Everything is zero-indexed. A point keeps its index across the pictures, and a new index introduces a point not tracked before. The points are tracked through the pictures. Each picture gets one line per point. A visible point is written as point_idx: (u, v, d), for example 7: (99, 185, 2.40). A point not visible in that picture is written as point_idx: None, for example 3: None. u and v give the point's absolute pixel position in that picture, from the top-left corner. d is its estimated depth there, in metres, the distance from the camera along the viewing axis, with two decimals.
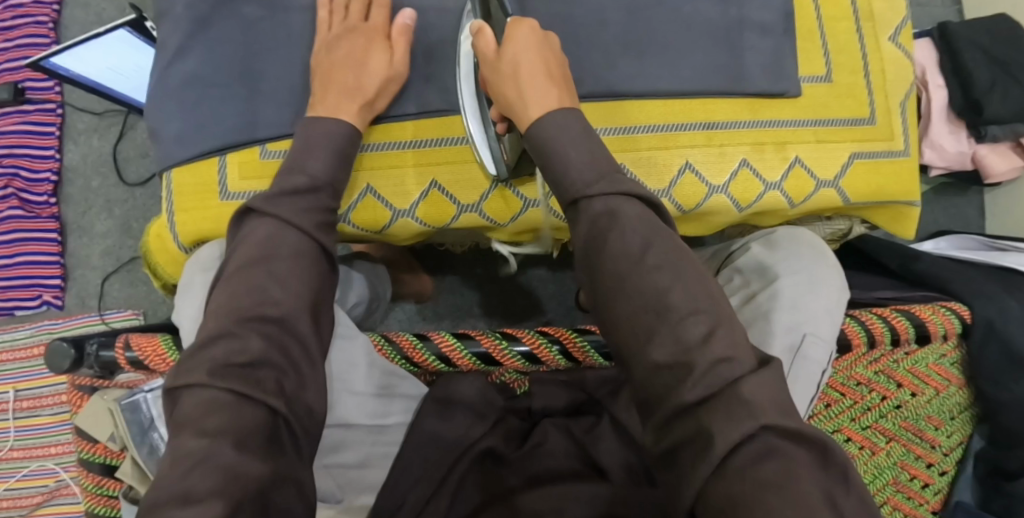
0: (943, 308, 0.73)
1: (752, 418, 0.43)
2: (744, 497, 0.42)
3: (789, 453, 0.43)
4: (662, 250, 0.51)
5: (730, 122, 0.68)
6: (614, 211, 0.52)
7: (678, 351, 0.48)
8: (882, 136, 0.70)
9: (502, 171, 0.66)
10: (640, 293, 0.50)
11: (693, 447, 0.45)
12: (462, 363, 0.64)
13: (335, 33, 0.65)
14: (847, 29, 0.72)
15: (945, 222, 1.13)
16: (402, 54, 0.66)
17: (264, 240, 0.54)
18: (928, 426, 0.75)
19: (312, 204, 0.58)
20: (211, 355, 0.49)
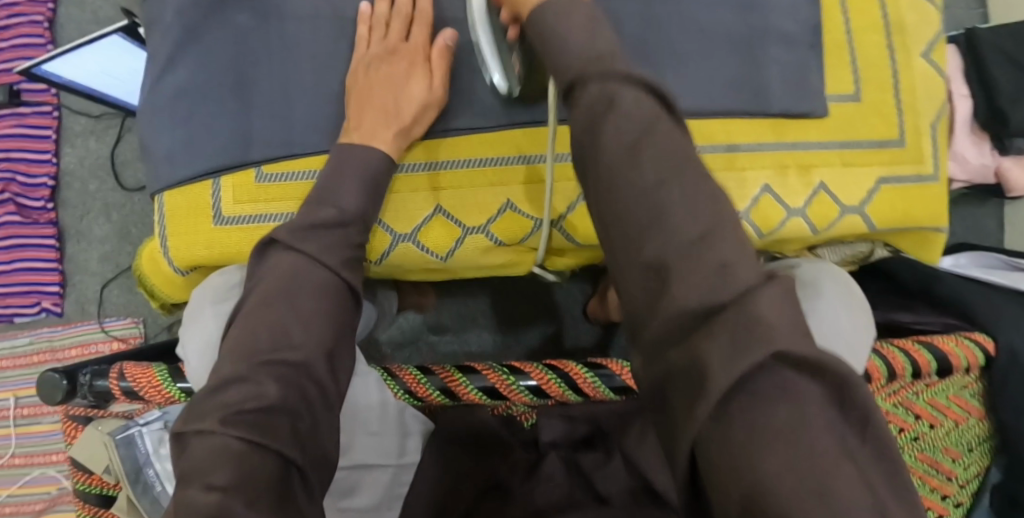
0: (966, 340, 0.71)
1: (763, 344, 0.33)
2: (745, 449, 0.33)
3: (802, 389, 0.34)
4: (665, 137, 0.41)
5: (753, 144, 0.65)
6: (611, 98, 0.42)
7: (672, 248, 0.38)
8: (911, 158, 0.67)
9: (513, 88, 0.59)
10: (636, 193, 0.40)
11: (684, 383, 0.35)
12: (467, 397, 0.63)
13: (373, 53, 0.62)
14: (877, 44, 0.68)
15: (963, 234, 1.10)
16: (442, 80, 0.62)
17: (288, 276, 0.52)
18: (945, 458, 0.72)
19: (340, 239, 0.55)
20: (224, 401, 0.47)
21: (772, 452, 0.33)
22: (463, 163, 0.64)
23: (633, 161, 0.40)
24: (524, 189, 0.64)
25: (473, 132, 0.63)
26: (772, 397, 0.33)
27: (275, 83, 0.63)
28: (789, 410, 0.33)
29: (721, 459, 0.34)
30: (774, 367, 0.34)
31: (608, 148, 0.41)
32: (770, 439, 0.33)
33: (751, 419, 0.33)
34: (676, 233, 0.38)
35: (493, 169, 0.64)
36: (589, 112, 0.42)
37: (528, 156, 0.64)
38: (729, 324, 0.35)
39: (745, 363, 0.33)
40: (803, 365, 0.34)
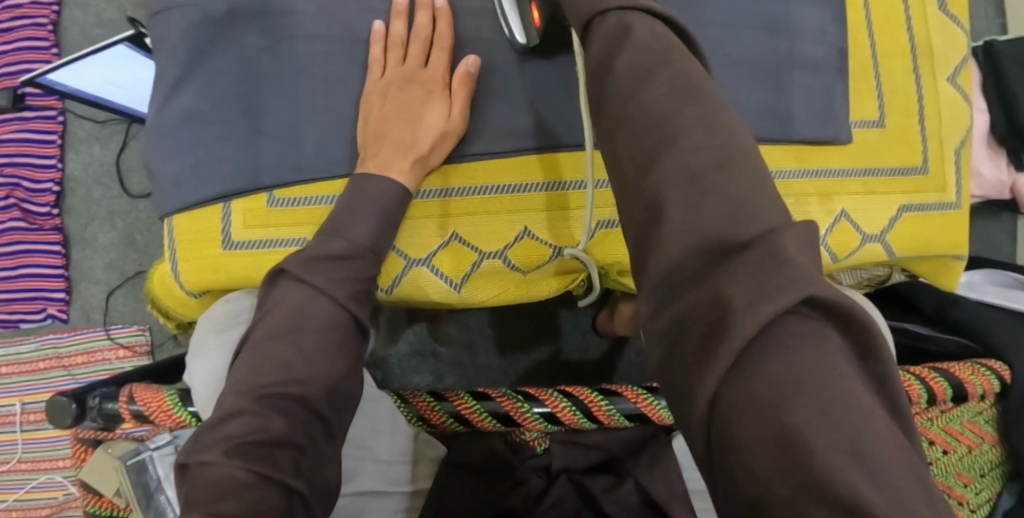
0: (983, 368, 0.70)
1: (795, 286, 0.31)
2: (767, 398, 0.30)
3: (822, 337, 0.32)
4: (679, 67, 0.39)
5: (776, 171, 0.63)
6: (627, 29, 0.41)
7: (682, 178, 0.36)
8: (934, 187, 0.66)
9: (531, 40, 0.59)
10: (646, 115, 0.39)
11: (699, 325, 0.33)
12: (480, 424, 0.62)
13: (388, 80, 0.60)
14: (903, 68, 0.67)
15: (975, 248, 1.09)
16: (461, 108, 0.61)
17: (296, 310, 0.52)
18: (958, 483, 0.71)
19: (351, 273, 0.55)
20: (227, 433, 0.47)
21: (801, 399, 0.30)
22: (481, 190, 0.62)
23: (648, 87, 0.39)
24: (542, 216, 0.63)
25: (490, 157, 0.62)
26: (799, 344, 0.31)
27: (287, 106, 0.62)
28: (819, 354, 0.31)
29: (738, 408, 0.31)
30: (799, 310, 0.32)
31: (619, 78, 0.40)
32: (799, 384, 0.30)
33: (777, 365, 0.31)
34: (691, 156, 0.37)
35: (512, 195, 0.63)
36: (605, 43, 0.41)
37: (545, 183, 0.63)
38: (753, 263, 0.33)
39: (772, 304, 0.31)
40: (833, 309, 0.32)
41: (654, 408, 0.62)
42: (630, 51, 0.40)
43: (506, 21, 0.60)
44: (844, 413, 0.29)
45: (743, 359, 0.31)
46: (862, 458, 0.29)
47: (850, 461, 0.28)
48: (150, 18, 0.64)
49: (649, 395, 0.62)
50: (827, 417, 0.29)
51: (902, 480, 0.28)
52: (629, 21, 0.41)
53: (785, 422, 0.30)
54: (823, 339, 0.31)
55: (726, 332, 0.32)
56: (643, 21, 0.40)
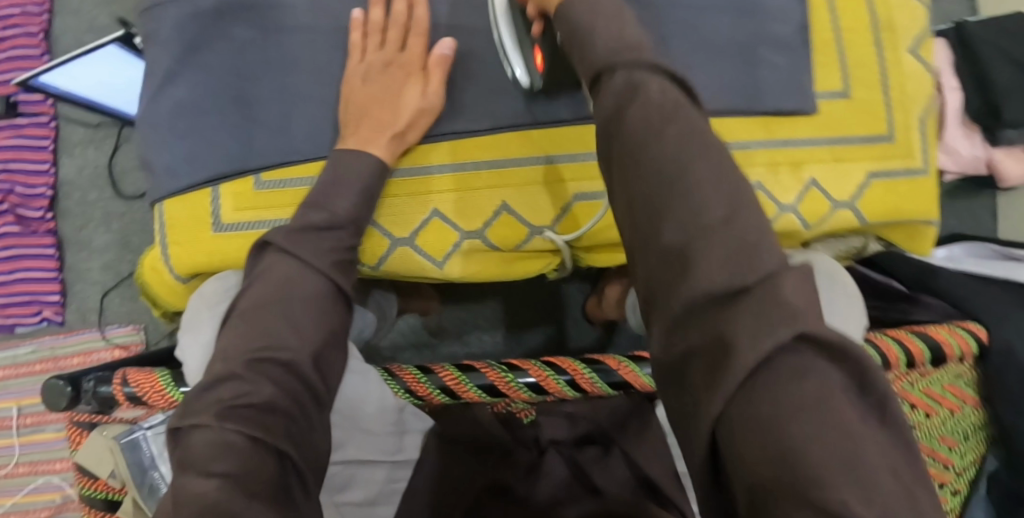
0: (958, 330, 0.72)
1: (788, 324, 0.36)
2: (767, 422, 0.35)
3: (821, 372, 0.36)
4: (684, 125, 0.44)
5: (745, 142, 0.65)
6: (637, 85, 0.45)
7: (689, 230, 0.41)
8: (901, 153, 0.68)
9: (534, 81, 0.60)
10: (654, 169, 0.43)
11: (705, 359, 0.38)
12: (467, 396, 0.63)
13: (369, 64, 0.62)
14: (865, 42, 0.69)
15: (957, 225, 1.11)
16: (437, 86, 0.62)
17: (282, 281, 0.53)
18: (942, 447, 0.72)
19: (333, 244, 0.56)
20: (218, 396, 0.48)
21: (797, 422, 0.35)
22: (462, 168, 0.64)
23: (658, 141, 0.43)
24: (520, 192, 0.64)
25: (467, 136, 0.64)
26: (797, 375, 0.36)
27: (273, 91, 0.64)
28: (815, 384, 0.35)
29: (743, 429, 0.36)
30: (796, 346, 0.36)
31: (632, 133, 0.44)
32: (796, 411, 0.35)
33: (776, 392, 0.35)
34: (702, 210, 0.41)
35: (492, 172, 0.64)
36: (615, 98, 0.46)
37: (524, 160, 0.64)
38: (756, 304, 0.37)
39: (771, 339, 0.35)
40: (825, 344, 0.36)
41: (636, 376, 0.63)
42: (640, 108, 0.44)
43: (508, 63, 0.61)
44: (836, 435, 0.34)
45: (746, 387, 0.36)
46: (851, 473, 0.33)
47: (845, 476, 0.33)
48: (141, 13, 0.66)
49: (630, 363, 0.64)
50: (819, 438, 0.34)
51: (888, 490, 0.33)
52: (639, 80, 0.45)
53: (783, 440, 0.35)
54: (819, 371, 0.36)
55: (731, 361, 0.36)
56: (653, 80, 0.45)
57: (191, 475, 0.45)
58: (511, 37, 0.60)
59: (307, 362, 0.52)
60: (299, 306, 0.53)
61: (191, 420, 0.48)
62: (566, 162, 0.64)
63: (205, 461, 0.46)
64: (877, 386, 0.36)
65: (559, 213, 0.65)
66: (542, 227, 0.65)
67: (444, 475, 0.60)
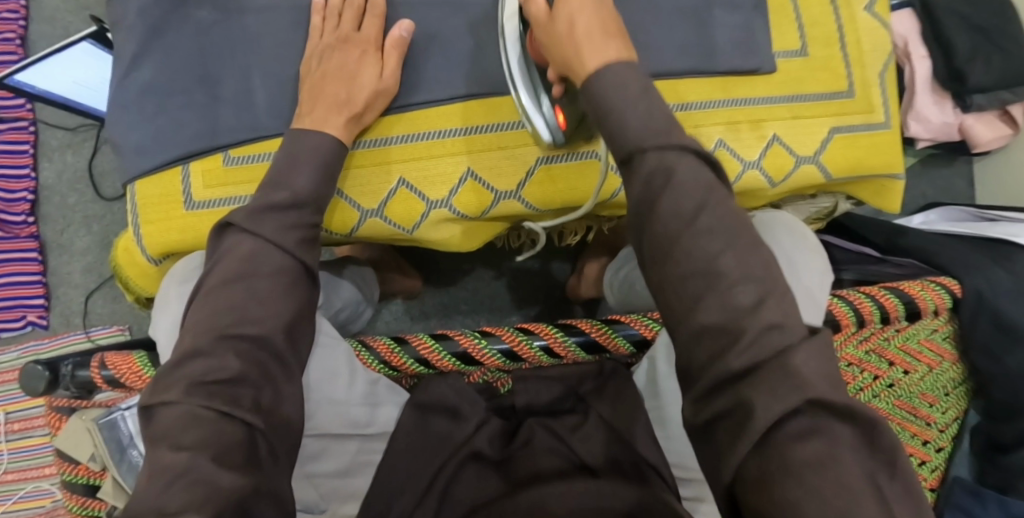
0: (933, 284, 0.71)
1: (797, 392, 0.40)
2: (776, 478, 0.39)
3: (833, 432, 0.40)
4: (717, 213, 0.46)
5: (703, 103, 0.66)
6: (670, 169, 0.47)
7: (726, 314, 0.44)
8: (861, 108, 0.69)
9: (557, 139, 0.61)
10: (690, 257, 0.45)
11: (728, 422, 0.42)
12: (441, 364, 0.63)
13: (326, 42, 0.63)
14: (820, 3, 0.71)
15: (933, 194, 1.12)
16: (393, 69, 0.62)
17: (246, 256, 0.52)
18: (922, 403, 0.74)
19: (295, 221, 0.55)
20: (188, 372, 0.48)
21: (800, 481, 0.39)
22: (428, 136, 0.63)
23: (693, 230, 0.46)
24: (484, 157, 0.64)
25: (432, 106, 0.64)
26: (803, 437, 0.40)
27: (239, 71, 0.64)
28: (821, 444, 0.40)
29: (758, 486, 0.40)
30: (805, 410, 0.40)
31: (668, 225, 0.46)
32: (805, 471, 0.39)
33: (788, 455, 0.39)
34: (731, 297, 0.44)
35: (457, 138, 0.64)
36: (646, 182, 0.47)
37: (490, 126, 0.64)
38: (769, 373, 0.41)
39: (781, 404, 0.40)
40: (831, 408, 0.40)
41: (609, 337, 0.64)
42: (675, 196, 0.46)
43: (527, 119, 0.61)
44: (834, 490, 0.38)
45: (760, 448, 0.40)
46: None
47: None
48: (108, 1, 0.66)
49: (604, 326, 0.64)
50: (817, 492, 0.38)
51: None
52: (672, 163, 0.47)
53: (785, 497, 0.39)
54: (824, 432, 0.40)
55: (746, 425, 0.41)
56: (683, 164, 0.47)
57: (161, 448, 0.45)
58: (528, 93, 0.60)
59: (275, 334, 0.51)
60: (266, 275, 0.52)
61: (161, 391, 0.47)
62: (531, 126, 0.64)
63: (174, 430, 0.46)
64: (878, 442, 0.40)
65: (523, 176, 0.64)
66: (510, 192, 0.64)
67: (424, 442, 0.61)
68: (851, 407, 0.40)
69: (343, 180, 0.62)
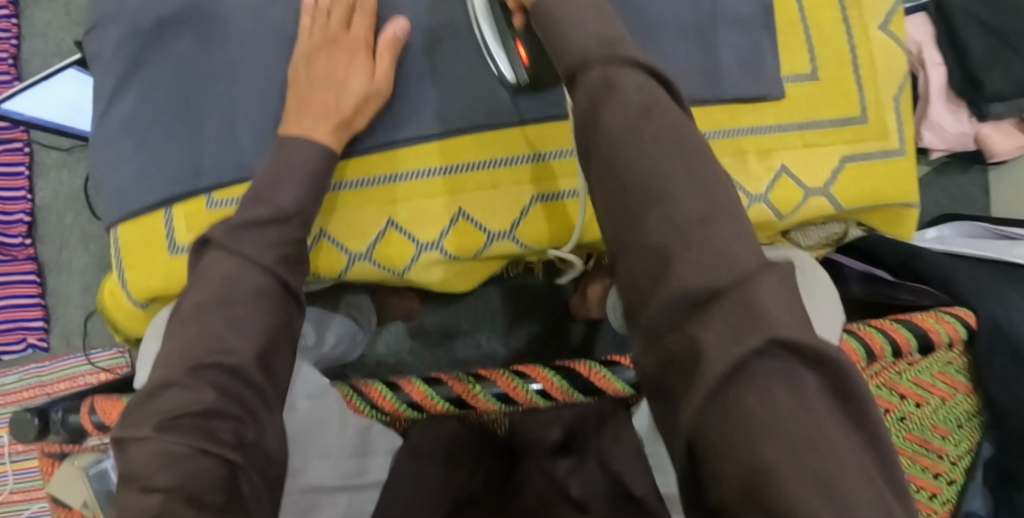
0: (947, 316, 0.69)
1: (759, 330, 0.34)
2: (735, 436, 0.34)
3: (799, 375, 0.34)
4: (664, 123, 0.41)
5: (710, 133, 0.64)
6: (613, 81, 0.43)
7: (670, 232, 0.39)
8: (876, 135, 0.66)
9: (521, 77, 0.57)
10: (636, 174, 0.41)
11: (680, 370, 0.36)
12: (435, 409, 0.62)
13: (313, 43, 0.58)
14: (833, 19, 0.68)
15: (948, 203, 1.08)
16: (385, 72, 0.59)
17: (222, 280, 0.47)
18: (935, 436, 0.71)
19: (278, 237, 0.50)
20: (159, 407, 0.43)
21: (769, 439, 0.33)
22: (418, 174, 0.61)
23: (640, 140, 0.41)
24: (479, 197, 0.61)
25: (422, 142, 0.61)
26: (771, 382, 0.34)
27: (220, 104, 0.61)
28: (788, 390, 0.34)
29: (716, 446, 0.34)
30: (770, 352, 0.34)
31: (611, 132, 0.42)
32: (766, 427, 0.33)
33: (744, 405, 0.34)
34: (679, 210, 0.39)
35: (449, 177, 0.61)
36: (590, 95, 0.43)
37: (483, 162, 0.61)
38: (728, 308, 0.35)
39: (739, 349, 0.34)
40: (801, 350, 0.34)
41: (608, 380, 0.62)
42: (617, 106, 0.42)
43: (492, 59, 0.58)
44: (806, 443, 0.33)
45: (719, 395, 0.34)
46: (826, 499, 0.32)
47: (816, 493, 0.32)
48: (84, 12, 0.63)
49: (601, 368, 0.62)
50: (791, 447, 0.33)
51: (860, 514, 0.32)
52: (614, 77, 0.43)
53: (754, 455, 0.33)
54: (792, 374, 0.34)
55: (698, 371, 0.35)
56: (629, 75, 0.43)
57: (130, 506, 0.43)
58: (490, 30, 0.57)
59: (253, 360, 0.46)
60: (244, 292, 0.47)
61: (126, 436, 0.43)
62: (528, 162, 0.61)
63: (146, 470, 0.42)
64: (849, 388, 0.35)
65: (518, 215, 0.62)
66: (504, 233, 0.62)
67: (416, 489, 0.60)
68: (822, 350, 0.34)
69: (318, 225, 0.60)
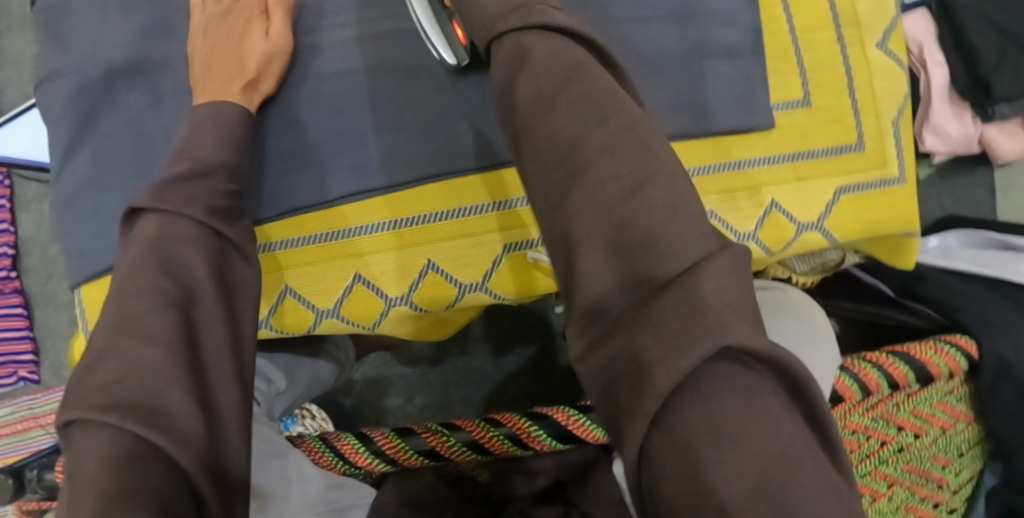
0: (946, 346, 0.66)
1: (711, 336, 0.34)
2: (693, 445, 0.34)
3: (751, 381, 0.35)
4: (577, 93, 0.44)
5: (693, 170, 0.61)
6: (522, 50, 0.46)
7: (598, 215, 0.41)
8: (874, 163, 0.65)
9: (461, 57, 0.60)
10: (550, 142, 0.43)
11: (627, 378, 0.37)
12: (407, 462, 0.60)
13: (212, 14, 0.59)
14: (828, 40, 0.66)
15: (952, 206, 1.04)
16: (279, 26, 0.60)
17: (156, 236, 0.43)
18: (934, 466, 0.69)
19: (206, 190, 0.46)
20: (101, 379, 0.38)
21: (718, 453, 0.34)
22: (379, 227, 0.62)
23: (553, 115, 0.44)
24: (445, 248, 0.62)
25: (382, 193, 0.62)
26: (721, 387, 0.35)
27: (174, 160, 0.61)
28: (742, 397, 0.35)
29: (683, 457, 0.34)
30: (721, 355, 0.35)
31: (523, 104, 0.45)
32: (715, 439, 0.34)
33: (685, 419, 0.35)
34: (599, 190, 0.41)
35: (410, 229, 0.62)
36: (507, 68, 0.46)
37: (444, 212, 0.62)
38: (674, 305, 0.36)
39: (687, 358, 0.34)
40: (758, 354, 0.35)
41: (587, 429, 0.60)
42: (532, 77, 0.44)
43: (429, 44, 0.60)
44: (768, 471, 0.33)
45: (671, 408, 0.35)
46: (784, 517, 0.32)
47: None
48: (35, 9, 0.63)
49: (579, 415, 0.60)
50: (748, 474, 0.33)
51: None
52: (528, 46, 0.46)
53: (708, 479, 0.34)
54: (747, 381, 0.35)
55: (650, 384, 0.35)
56: (540, 44, 0.45)
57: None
58: (426, 15, 0.59)
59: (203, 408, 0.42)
60: (205, 285, 0.43)
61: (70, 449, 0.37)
62: (494, 210, 0.63)
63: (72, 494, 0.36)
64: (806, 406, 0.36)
65: (490, 266, 0.63)
66: (475, 284, 0.63)
67: None
68: (777, 354, 0.35)
69: (277, 282, 0.62)
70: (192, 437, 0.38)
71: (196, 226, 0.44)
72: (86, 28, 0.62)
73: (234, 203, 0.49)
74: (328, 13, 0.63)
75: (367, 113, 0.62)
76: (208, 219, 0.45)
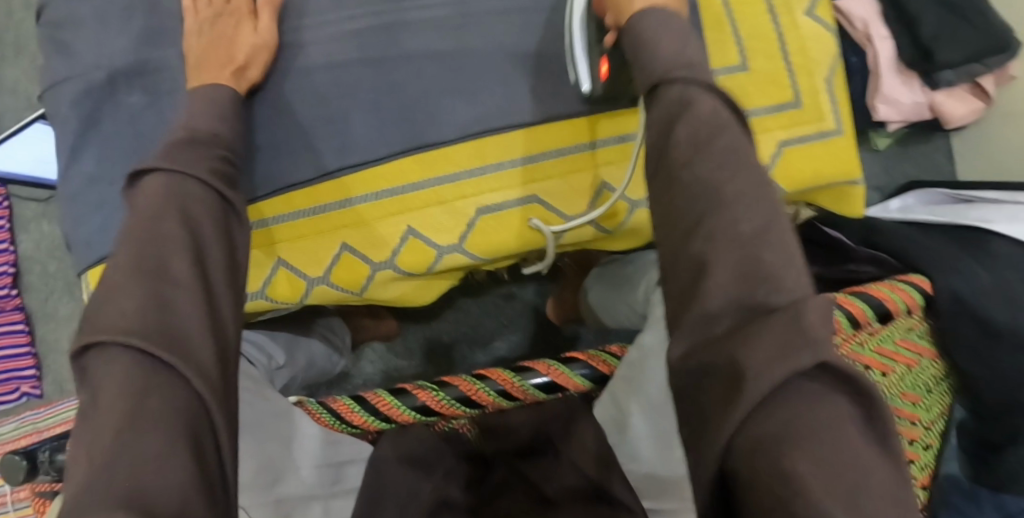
0: (901, 286, 0.70)
1: (811, 348, 0.37)
2: (779, 446, 0.37)
3: (836, 401, 0.38)
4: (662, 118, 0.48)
5: (754, 109, 0.69)
6: (686, 94, 0.48)
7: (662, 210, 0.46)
8: (811, 118, 0.70)
9: (597, 91, 0.64)
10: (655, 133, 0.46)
11: (718, 380, 0.40)
12: (401, 419, 0.62)
13: (204, 17, 0.64)
14: (759, 12, 0.71)
15: (915, 172, 1.12)
16: (267, 22, 0.64)
17: (160, 196, 0.47)
18: (907, 403, 0.67)
19: (206, 156, 0.51)
20: (119, 310, 0.42)
21: (805, 451, 0.36)
22: (365, 198, 0.66)
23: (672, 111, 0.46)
24: (424, 215, 0.67)
25: (366, 167, 0.66)
26: (811, 402, 0.38)
27: None
28: (828, 412, 0.37)
29: (758, 449, 0.37)
30: (816, 376, 0.38)
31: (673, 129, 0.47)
32: (801, 441, 0.37)
33: (783, 422, 0.37)
34: (734, 227, 0.42)
35: (392, 199, 0.67)
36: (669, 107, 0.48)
37: (424, 181, 0.67)
38: (780, 326, 0.38)
39: (791, 365, 0.36)
40: (847, 378, 0.38)
41: (568, 378, 0.63)
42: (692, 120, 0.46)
43: (574, 68, 0.64)
44: (840, 467, 0.36)
45: (759, 411, 0.38)
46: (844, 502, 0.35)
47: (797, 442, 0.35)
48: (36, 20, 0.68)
49: (559, 365, 0.63)
50: (822, 465, 0.36)
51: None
52: (691, 86, 0.48)
53: (789, 471, 0.36)
54: (834, 401, 0.38)
55: (744, 391, 0.37)
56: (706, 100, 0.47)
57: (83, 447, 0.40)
58: (582, 42, 0.63)
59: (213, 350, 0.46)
60: (209, 240, 0.47)
61: (89, 376, 0.41)
62: (587, 150, 0.69)
63: (99, 411, 0.40)
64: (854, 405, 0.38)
65: (465, 230, 0.68)
66: (455, 245, 0.68)
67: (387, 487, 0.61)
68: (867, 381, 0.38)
69: (272, 255, 0.67)
70: (208, 369, 0.42)
71: (197, 189, 0.48)
72: (86, 36, 0.66)
73: (230, 172, 0.53)
74: (308, 11, 0.67)
75: (344, 99, 0.66)
76: (208, 183, 0.49)
